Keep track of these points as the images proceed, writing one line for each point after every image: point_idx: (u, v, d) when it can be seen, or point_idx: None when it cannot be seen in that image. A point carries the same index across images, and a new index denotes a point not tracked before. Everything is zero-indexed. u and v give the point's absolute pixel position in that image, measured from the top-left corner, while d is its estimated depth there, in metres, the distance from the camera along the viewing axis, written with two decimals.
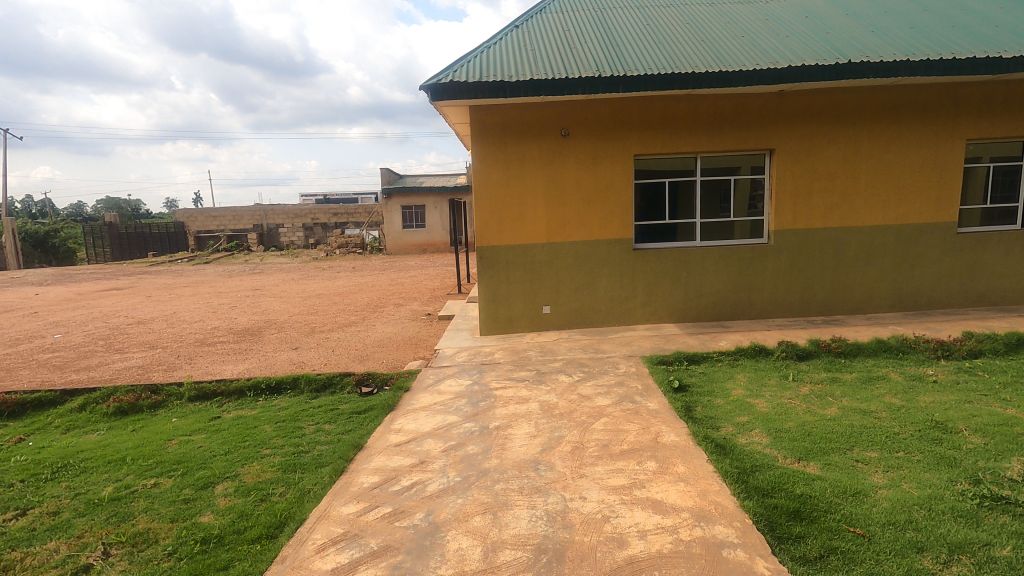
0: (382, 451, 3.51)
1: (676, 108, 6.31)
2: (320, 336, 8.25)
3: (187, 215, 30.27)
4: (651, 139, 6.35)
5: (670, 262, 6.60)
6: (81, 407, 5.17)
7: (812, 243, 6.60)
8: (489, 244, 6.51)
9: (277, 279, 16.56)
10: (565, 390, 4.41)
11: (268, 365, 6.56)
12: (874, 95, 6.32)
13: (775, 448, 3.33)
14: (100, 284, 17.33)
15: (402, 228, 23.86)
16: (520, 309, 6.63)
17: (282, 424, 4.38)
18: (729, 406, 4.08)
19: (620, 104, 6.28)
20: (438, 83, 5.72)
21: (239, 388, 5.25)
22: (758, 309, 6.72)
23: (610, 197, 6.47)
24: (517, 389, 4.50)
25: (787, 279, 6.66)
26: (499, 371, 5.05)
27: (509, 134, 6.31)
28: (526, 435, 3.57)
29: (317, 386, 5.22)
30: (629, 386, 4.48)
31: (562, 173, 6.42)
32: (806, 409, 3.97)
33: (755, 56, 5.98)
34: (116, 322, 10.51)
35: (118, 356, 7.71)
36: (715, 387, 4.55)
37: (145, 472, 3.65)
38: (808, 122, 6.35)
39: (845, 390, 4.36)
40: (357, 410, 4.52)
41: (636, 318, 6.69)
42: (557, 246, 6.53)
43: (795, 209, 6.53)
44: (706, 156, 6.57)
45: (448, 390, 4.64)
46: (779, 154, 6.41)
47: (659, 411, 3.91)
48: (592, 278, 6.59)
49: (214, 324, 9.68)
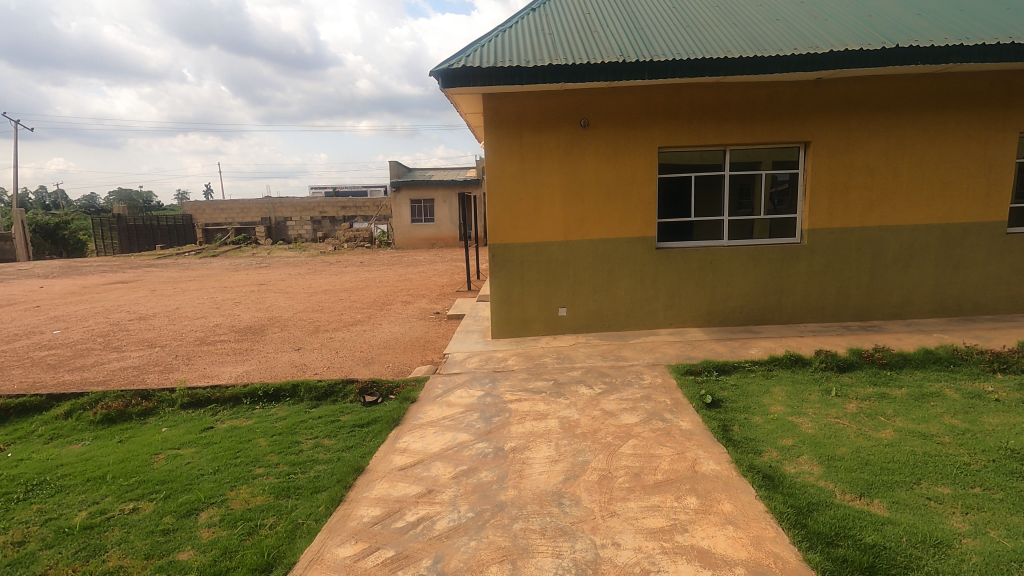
0: (385, 477, 3.14)
1: (703, 97, 5.88)
2: (323, 335, 7.91)
3: (197, 207, 30.58)
4: (676, 131, 5.92)
5: (695, 262, 6.18)
6: (67, 413, 4.84)
7: (848, 244, 6.15)
8: (502, 242, 6.11)
9: (284, 274, 16.30)
10: (587, 405, 4.02)
11: (268, 368, 6.23)
12: (920, 83, 5.84)
13: (831, 481, 2.92)
14: (104, 277, 17.09)
15: (410, 223, 23.55)
16: (534, 310, 6.25)
17: (278, 438, 4.05)
18: (769, 427, 3.68)
19: (644, 92, 5.85)
20: (449, 69, 5.31)
21: (234, 394, 4.91)
22: (788, 314, 6.27)
23: (632, 193, 6.05)
24: (533, 403, 4.12)
25: (821, 282, 6.21)
26: (514, 381, 4.67)
27: (525, 124, 5.91)
28: (545, 459, 3.18)
29: (318, 394, 4.87)
30: (657, 401, 4.07)
31: (580, 167, 6.00)
32: (859, 432, 3.55)
33: (793, 41, 5.52)
34: (117, 318, 10.24)
35: (115, 355, 7.40)
36: (752, 402, 4.16)
37: (124, 495, 3.31)
38: (847, 113, 5.89)
39: (897, 408, 3.94)
40: (360, 422, 4.18)
41: (658, 322, 6.28)
42: (574, 245, 6.12)
43: (830, 206, 6.08)
44: (735, 149, 6.12)
45: (459, 402, 4.26)
46: (815, 147, 5.96)
47: (693, 432, 3.50)
48: (612, 279, 6.18)
49: (216, 321, 9.36)
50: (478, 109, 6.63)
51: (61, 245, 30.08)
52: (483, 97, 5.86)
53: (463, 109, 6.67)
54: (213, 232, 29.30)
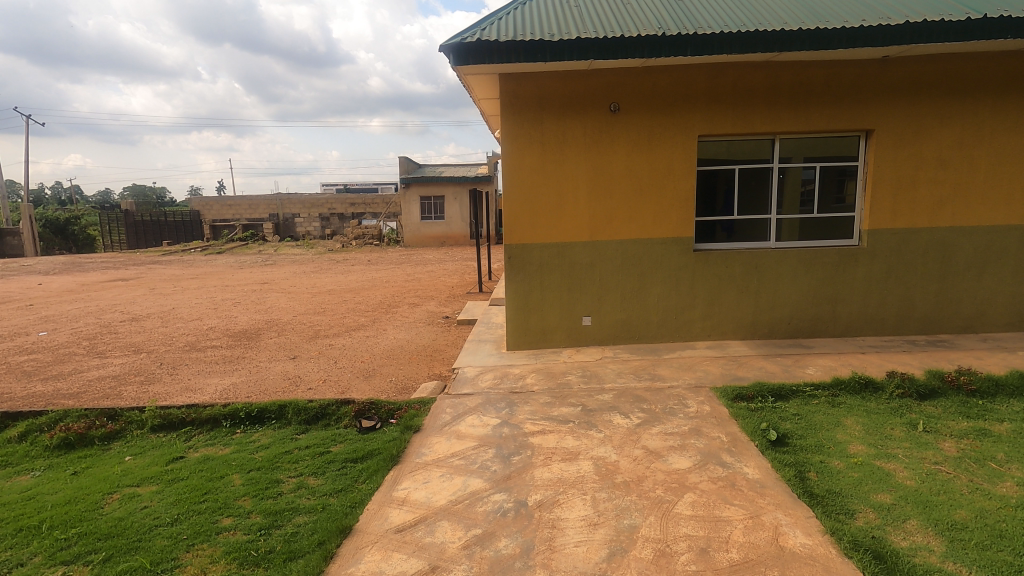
0: (377, 543, 2.47)
1: (751, 78, 5.15)
2: (322, 342, 7.25)
3: (205, 203, 30.19)
4: (720, 116, 5.20)
5: (738, 267, 5.45)
6: (22, 436, 4.23)
7: (914, 247, 5.39)
8: (519, 242, 5.43)
9: (288, 273, 15.71)
10: (625, 441, 3.32)
11: (258, 380, 5.60)
12: (1002, 63, 5.07)
13: (963, 565, 2.21)
14: (104, 274, 16.58)
15: (420, 220, 22.95)
16: (555, 319, 5.56)
17: (255, 475, 3.40)
18: (856, 475, 2.97)
19: (684, 72, 5.13)
20: (461, 43, 4.62)
21: (213, 416, 4.28)
22: (844, 326, 5.53)
23: (668, 187, 5.33)
24: (560, 437, 3.43)
25: (882, 289, 5.46)
26: (535, 406, 3.98)
27: (546, 108, 5.21)
28: (581, 523, 2.49)
29: (308, 417, 4.23)
30: (711, 438, 3.36)
31: (608, 158, 5.30)
32: (972, 486, 2.82)
33: (859, 12, 4.77)
34: (108, 319, 9.67)
35: (97, 362, 6.79)
36: (824, 439, 3.45)
37: (58, 554, 2.69)
38: (917, 96, 5.13)
39: (1008, 451, 3.20)
40: (352, 457, 3.52)
41: (695, 333, 5.56)
42: (601, 246, 5.43)
43: (894, 204, 5.33)
44: (785, 138, 5.38)
45: (470, 433, 3.59)
46: (879, 136, 5.21)
47: (764, 485, 2.79)
48: (643, 285, 5.48)
49: (210, 325, 8.75)
50: (493, 93, 5.96)
51: (70, 240, 29.91)
52: (500, 78, 5.17)
53: (476, 93, 6.00)
54: (220, 229, 28.87)
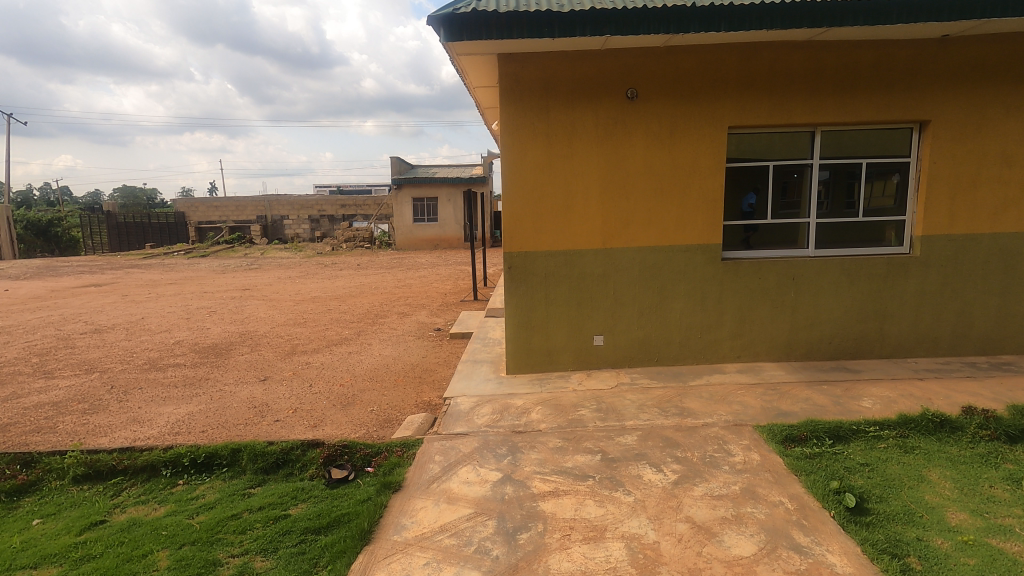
0: None
1: (790, 61, 4.45)
2: (299, 359, 6.49)
3: (190, 204, 29.25)
4: (753, 105, 4.50)
5: (772, 278, 4.74)
6: None
7: (973, 255, 4.69)
8: (521, 251, 4.69)
9: (272, 278, 14.90)
10: (664, 510, 2.59)
11: (219, 409, 4.83)
12: None
13: None
14: (78, 279, 15.69)
15: (412, 223, 22.19)
16: (562, 339, 4.83)
17: (188, 552, 2.64)
18: (975, 563, 2.25)
19: (712, 54, 4.43)
20: (454, 14, 3.88)
21: (150, 462, 3.52)
22: (891, 345, 4.83)
23: (693, 187, 4.61)
24: (579, 503, 2.69)
25: (936, 304, 4.76)
26: (543, 454, 3.24)
27: (553, 95, 4.49)
28: None
29: (266, 465, 3.47)
30: (772, 505, 2.63)
31: (624, 153, 4.57)
32: None
33: None
34: (69, 331, 8.84)
35: (41, 384, 5.97)
36: (913, 502, 2.72)
37: None
38: (981, 82, 4.44)
39: None
40: (315, 526, 2.76)
41: (721, 354, 4.85)
42: (615, 255, 4.70)
43: (951, 206, 4.64)
44: (827, 130, 4.68)
45: (465, 494, 2.85)
46: (936, 128, 4.52)
47: None
48: (663, 300, 4.75)
49: (178, 338, 7.92)
50: (489, 79, 5.24)
51: (52, 243, 28.94)
52: (500, 60, 4.45)
53: (471, 80, 5.28)
54: (206, 231, 27.95)
